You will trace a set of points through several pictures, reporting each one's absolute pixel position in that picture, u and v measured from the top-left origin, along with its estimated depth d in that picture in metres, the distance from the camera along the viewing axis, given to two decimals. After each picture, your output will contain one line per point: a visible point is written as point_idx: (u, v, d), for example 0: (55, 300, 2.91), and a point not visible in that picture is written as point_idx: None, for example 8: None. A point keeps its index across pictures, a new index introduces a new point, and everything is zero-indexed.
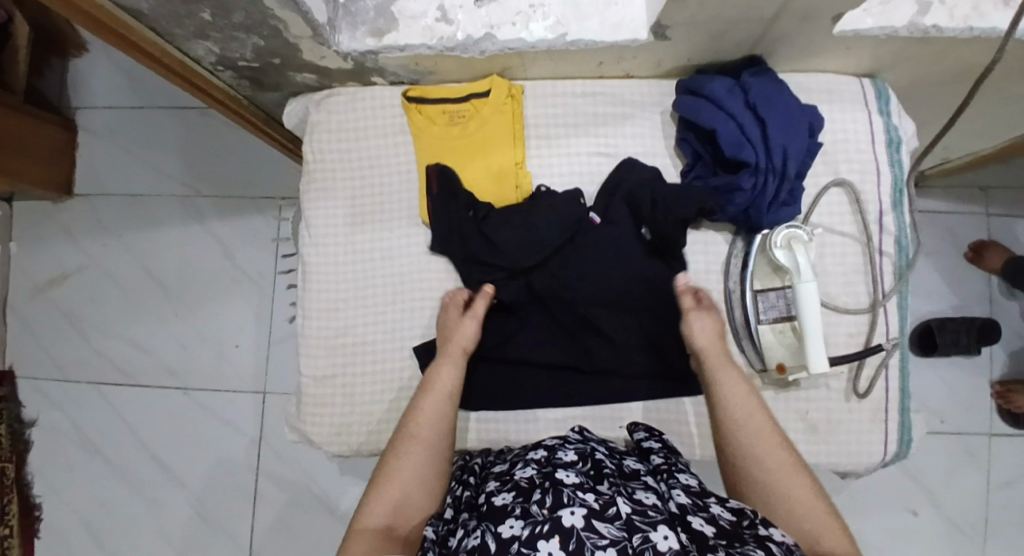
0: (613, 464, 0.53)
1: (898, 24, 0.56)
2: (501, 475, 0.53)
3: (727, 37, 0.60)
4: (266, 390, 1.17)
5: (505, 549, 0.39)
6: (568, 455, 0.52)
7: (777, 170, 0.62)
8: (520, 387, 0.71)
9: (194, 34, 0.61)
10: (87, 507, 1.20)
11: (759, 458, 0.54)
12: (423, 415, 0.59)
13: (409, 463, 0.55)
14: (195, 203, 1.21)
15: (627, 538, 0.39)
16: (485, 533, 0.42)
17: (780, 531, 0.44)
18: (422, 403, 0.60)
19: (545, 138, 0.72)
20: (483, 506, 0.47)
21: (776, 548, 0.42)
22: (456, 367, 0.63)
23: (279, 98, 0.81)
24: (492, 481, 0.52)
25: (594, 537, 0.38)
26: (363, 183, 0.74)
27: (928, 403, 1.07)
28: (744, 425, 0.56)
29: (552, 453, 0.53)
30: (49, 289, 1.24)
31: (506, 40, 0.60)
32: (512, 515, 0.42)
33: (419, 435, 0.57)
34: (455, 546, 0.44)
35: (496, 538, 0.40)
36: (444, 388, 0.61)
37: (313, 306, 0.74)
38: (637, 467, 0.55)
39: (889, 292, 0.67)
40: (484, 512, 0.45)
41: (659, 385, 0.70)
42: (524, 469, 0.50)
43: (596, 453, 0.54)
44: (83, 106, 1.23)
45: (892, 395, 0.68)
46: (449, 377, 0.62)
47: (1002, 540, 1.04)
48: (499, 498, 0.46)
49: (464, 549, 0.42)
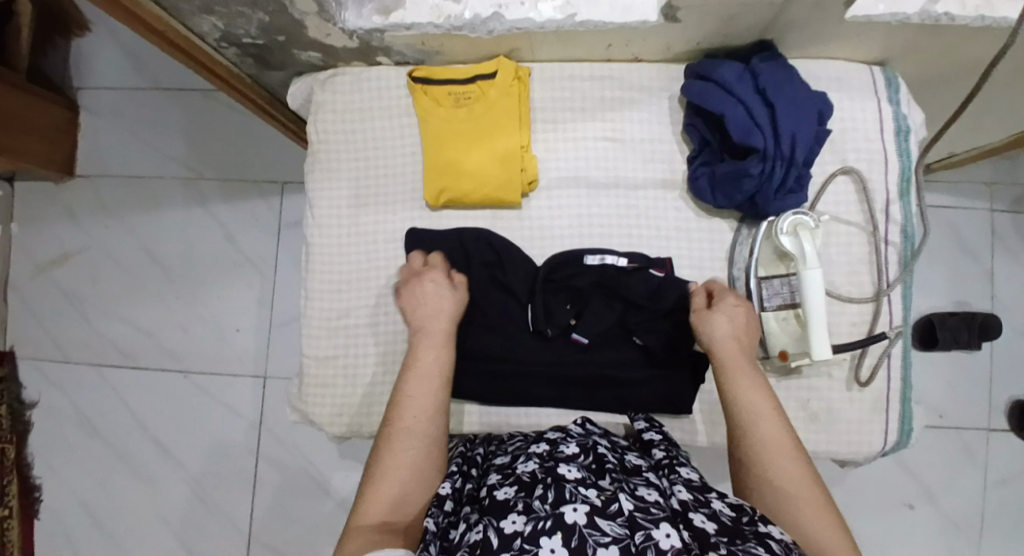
0: (614, 460, 0.53)
1: (910, 11, 0.55)
2: (502, 469, 0.53)
3: (737, 21, 0.60)
4: (266, 375, 1.17)
5: (507, 546, 0.39)
6: (570, 448, 0.52)
7: (784, 157, 0.61)
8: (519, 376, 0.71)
9: (199, 9, 0.60)
10: (87, 488, 1.20)
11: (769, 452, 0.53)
12: (408, 405, 0.58)
13: (402, 452, 0.54)
14: (197, 186, 1.21)
15: (630, 536, 0.39)
16: (487, 528, 0.42)
17: (776, 528, 0.45)
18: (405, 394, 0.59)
19: (551, 122, 0.72)
20: (484, 500, 0.47)
21: (775, 545, 0.42)
22: (445, 351, 0.63)
23: (284, 78, 0.80)
24: (493, 474, 0.52)
25: (596, 535, 0.38)
26: (368, 164, 0.73)
27: (927, 398, 1.07)
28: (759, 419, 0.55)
29: (553, 447, 0.53)
30: (50, 271, 1.24)
31: (515, 21, 0.60)
32: (514, 510, 0.42)
33: (413, 423, 0.56)
34: (457, 541, 0.44)
35: (499, 534, 0.40)
36: (431, 374, 0.60)
37: (315, 287, 0.73)
38: (639, 462, 0.54)
39: (893, 281, 0.67)
40: (486, 507, 0.45)
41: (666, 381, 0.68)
42: (526, 463, 0.50)
43: (598, 447, 0.54)
44: (85, 86, 1.23)
45: (894, 385, 0.68)
46: (437, 362, 0.61)
47: (996, 535, 1.05)
48: (500, 492, 0.46)
49: (465, 544, 0.42)
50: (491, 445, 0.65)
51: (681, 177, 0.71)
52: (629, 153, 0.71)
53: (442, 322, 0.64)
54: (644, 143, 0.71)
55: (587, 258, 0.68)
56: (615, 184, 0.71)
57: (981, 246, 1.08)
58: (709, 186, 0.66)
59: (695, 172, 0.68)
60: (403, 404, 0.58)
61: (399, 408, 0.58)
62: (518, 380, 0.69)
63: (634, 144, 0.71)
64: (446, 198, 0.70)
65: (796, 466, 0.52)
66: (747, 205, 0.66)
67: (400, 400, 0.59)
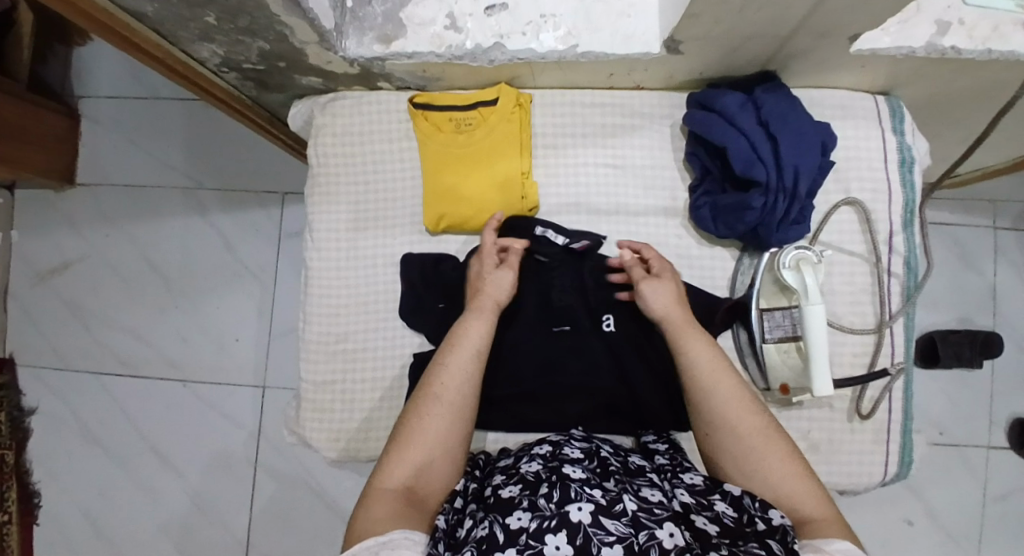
0: (618, 462, 0.54)
1: (917, 44, 0.55)
2: (507, 469, 0.54)
3: (741, 52, 0.59)
4: (266, 385, 1.17)
5: (513, 541, 0.40)
6: (575, 451, 0.52)
7: (787, 190, 0.60)
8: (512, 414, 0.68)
9: (198, 37, 0.60)
10: (86, 496, 1.20)
11: (735, 426, 0.52)
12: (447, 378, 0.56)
13: (434, 422, 0.54)
14: (198, 196, 1.20)
15: (634, 535, 0.40)
16: (493, 524, 0.43)
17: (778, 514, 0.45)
18: (442, 366, 0.57)
19: (551, 147, 0.71)
20: (490, 498, 0.48)
21: (776, 545, 0.42)
22: (489, 329, 0.61)
23: (284, 99, 0.80)
24: (499, 474, 0.53)
25: (601, 534, 0.39)
26: (368, 186, 0.73)
27: (927, 415, 1.06)
28: (727, 400, 0.53)
29: (557, 449, 0.54)
30: (50, 279, 1.24)
31: (516, 50, 0.60)
32: (519, 507, 0.43)
33: (449, 396, 0.56)
34: (462, 537, 0.44)
35: (505, 529, 0.41)
36: (473, 348, 0.59)
37: (313, 310, 0.73)
38: (642, 464, 0.55)
39: (896, 313, 0.66)
40: (492, 504, 0.46)
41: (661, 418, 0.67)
42: (530, 463, 0.51)
43: (602, 450, 0.55)
44: (86, 95, 1.22)
45: (895, 416, 0.67)
46: (482, 340, 0.60)
47: (996, 554, 1.04)
48: (506, 491, 0.47)
49: (471, 540, 0.43)
50: (495, 455, 0.66)
51: (682, 205, 0.70)
52: (630, 179, 0.71)
53: (488, 298, 0.62)
54: (645, 169, 0.71)
55: (537, 227, 0.69)
56: (616, 211, 0.71)
57: (984, 262, 1.07)
58: (711, 216, 0.66)
59: (696, 201, 0.67)
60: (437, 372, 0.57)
61: (435, 378, 0.57)
62: (516, 405, 0.68)
63: (635, 171, 0.71)
64: (447, 224, 0.70)
65: (750, 416, 0.53)
66: (749, 235, 0.65)
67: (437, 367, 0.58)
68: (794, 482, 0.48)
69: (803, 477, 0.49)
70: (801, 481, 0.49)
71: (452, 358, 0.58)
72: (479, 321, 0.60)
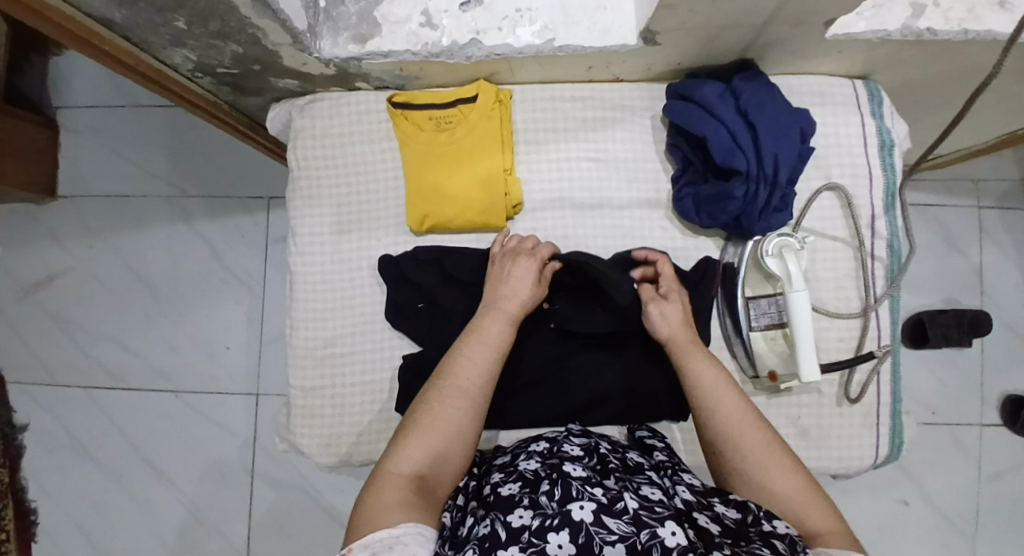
0: (616, 459, 0.54)
1: (892, 28, 0.54)
2: (505, 467, 0.54)
3: (718, 41, 0.59)
4: (259, 392, 1.16)
5: (515, 539, 0.39)
6: (574, 449, 0.52)
7: (768, 178, 0.60)
8: (502, 411, 0.69)
9: (170, 42, 0.59)
10: (82, 511, 1.19)
11: (741, 444, 0.52)
12: (466, 371, 0.56)
13: (450, 415, 0.53)
14: (182, 204, 1.19)
15: (636, 534, 0.38)
16: (495, 522, 0.42)
17: (782, 523, 0.45)
18: (464, 361, 0.57)
19: (533, 143, 0.71)
20: (489, 496, 0.47)
21: (780, 545, 0.42)
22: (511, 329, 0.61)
23: (263, 103, 0.79)
24: (496, 473, 0.52)
25: (603, 532, 0.38)
26: (349, 189, 0.72)
27: (918, 396, 1.07)
28: (732, 420, 0.54)
29: (556, 446, 0.54)
30: (36, 293, 1.22)
31: (493, 46, 0.59)
32: (520, 506, 0.43)
33: (469, 392, 0.55)
34: (465, 535, 0.44)
35: (507, 527, 0.41)
36: (496, 348, 0.59)
37: (299, 315, 0.73)
38: (640, 461, 0.55)
39: (881, 297, 0.67)
40: (491, 502, 0.46)
41: (649, 407, 0.68)
42: (529, 461, 0.51)
43: (600, 447, 0.54)
44: (63, 105, 1.20)
45: (883, 399, 0.68)
46: (501, 337, 0.59)
47: (989, 531, 1.06)
48: (505, 489, 0.46)
49: (474, 538, 0.42)
50: (488, 453, 0.66)
51: (666, 196, 0.70)
52: (613, 173, 0.71)
53: (519, 301, 0.62)
54: (628, 162, 0.70)
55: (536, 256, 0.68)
56: (600, 204, 0.71)
57: (970, 241, 1.08)
58: (694, 207, 0.66)
59: (679, 192, 0.67)
60: (460, 365, 0.57)
61: (458, 370, 0.56)
62: (508, 400, 0.69)
63: (618, 164, 0.71)
64: (431, 223, 0.70)
65: (761, 434, 0.53)
66: (733, 225, 0.65)
67: (459, 359, 0.57)
68: (802, 500, 0.48)
69: (814, 493, 0.49)
70: (813, 498, 0.48)
71: (473, 352, 0.58)
72: (503, 319, 0.60)
